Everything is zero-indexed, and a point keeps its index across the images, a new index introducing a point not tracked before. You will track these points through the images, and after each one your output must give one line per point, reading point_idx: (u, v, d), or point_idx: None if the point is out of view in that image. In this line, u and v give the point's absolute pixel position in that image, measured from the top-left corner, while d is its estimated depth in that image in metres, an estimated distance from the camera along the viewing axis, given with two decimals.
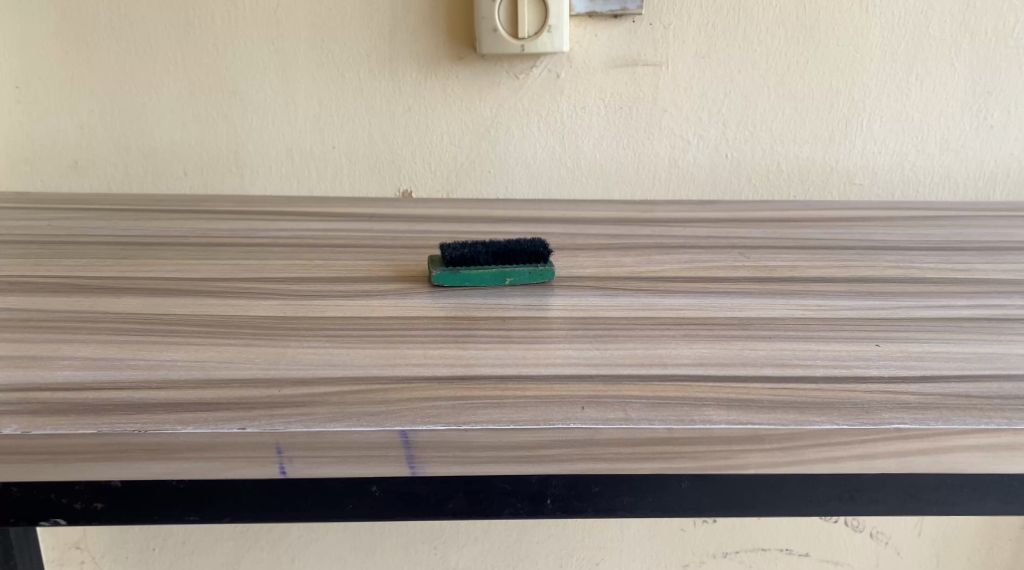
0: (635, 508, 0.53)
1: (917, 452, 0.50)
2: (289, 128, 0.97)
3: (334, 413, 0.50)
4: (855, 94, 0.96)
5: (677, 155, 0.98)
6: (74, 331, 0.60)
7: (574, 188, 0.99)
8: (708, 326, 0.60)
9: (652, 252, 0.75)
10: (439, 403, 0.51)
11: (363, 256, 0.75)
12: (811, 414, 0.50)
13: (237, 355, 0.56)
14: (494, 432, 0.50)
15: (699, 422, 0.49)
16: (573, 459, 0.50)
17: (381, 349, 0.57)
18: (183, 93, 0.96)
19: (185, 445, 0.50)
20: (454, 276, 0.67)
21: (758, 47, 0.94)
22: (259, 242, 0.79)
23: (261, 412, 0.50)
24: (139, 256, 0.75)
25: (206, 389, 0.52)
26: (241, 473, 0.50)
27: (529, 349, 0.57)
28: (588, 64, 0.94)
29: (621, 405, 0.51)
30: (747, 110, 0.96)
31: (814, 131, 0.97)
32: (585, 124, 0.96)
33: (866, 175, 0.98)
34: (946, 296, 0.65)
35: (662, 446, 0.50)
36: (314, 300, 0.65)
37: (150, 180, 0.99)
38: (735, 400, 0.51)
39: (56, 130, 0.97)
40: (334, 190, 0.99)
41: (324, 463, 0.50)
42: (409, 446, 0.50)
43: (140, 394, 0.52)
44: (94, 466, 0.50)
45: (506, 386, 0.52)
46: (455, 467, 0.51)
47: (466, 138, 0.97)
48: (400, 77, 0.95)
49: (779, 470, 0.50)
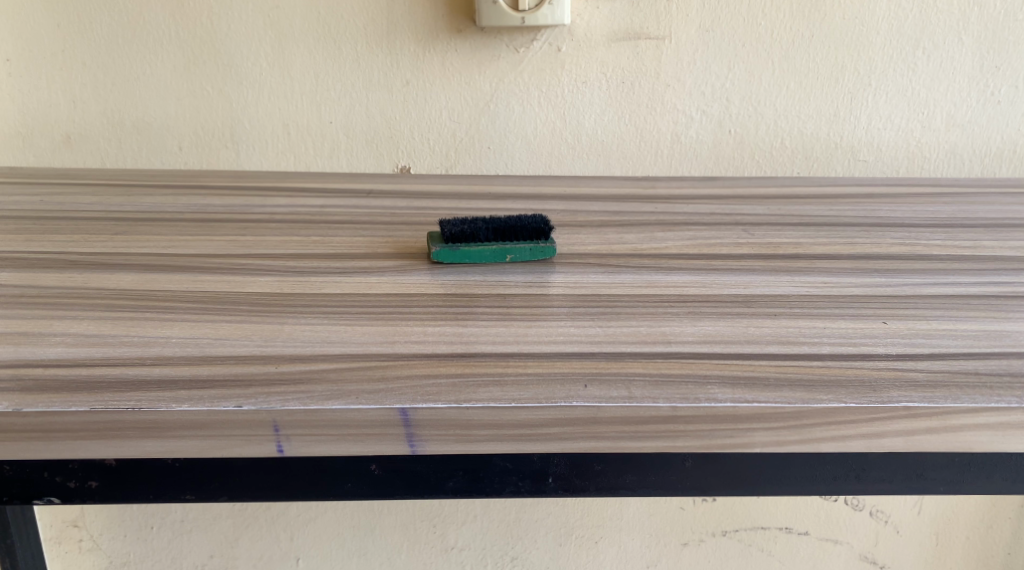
0: (637, 487, 0.52)
1: (926, 431, 0.49)
2: (286, 103, 0.96)
3: (332, 391, 0.49)
4: (861, 68, 0.94)
5: (679, 131, 0.96)
6: (66, 308, 0.59)
7: (575, 165, 0.98)
8: (712, 303, 0.59)
9: (655, 229, 0.74)
10: (439, 380, 0.50)
11: (361, 232, 0.74)
12: (818, 392, 0.49)
13: (233, 332, 0.55)
14: (495, 410, 0.49)
15: (704, 400, 0.48)
16: (575, 438, 0.49)
17: (379, 326, 0.56)
18: (178, 67, 0.94)
19: (179, 423, 0.49)
20: (453, 253, 0.66)
21: (763, 20, 0.92)
22: (255, 218, 0.77)
23: (258, 389, 0.49)
24: (133, 232, 0.74)
25: (201, 367, 0.51)
26: (237, 452, 0.49)
27: (531, 327, 0.56)
28: (590, 37, 0.93)
29: (624, 383, 0.50)
30: (751, 86, 0.95)
31: (819, 107, 0.96)
32: (586, 99, 0.95)
33: (871, 151, 0.97)
34: (953, 273, 0.64)
35: (667, 425, 0.49)
36: (311, 277, 0.64)
37: (145, 156, 0.97)
38: (740, 378, 0.50)
39: (48, 104, 0.95)
40: (332, 166, 0.98)
41: (321, 441, 0.49)
42: (409, 425, 0.49)
43: (133, 371, 0.51)
44: (86, 444, 0.49)
45: (507, 363, 0.51)
46: (455, 446, 0.50)
47: (465, 113, 0.96)
48: (398, 51, 0.93)
49: (785, 449, 0.49)
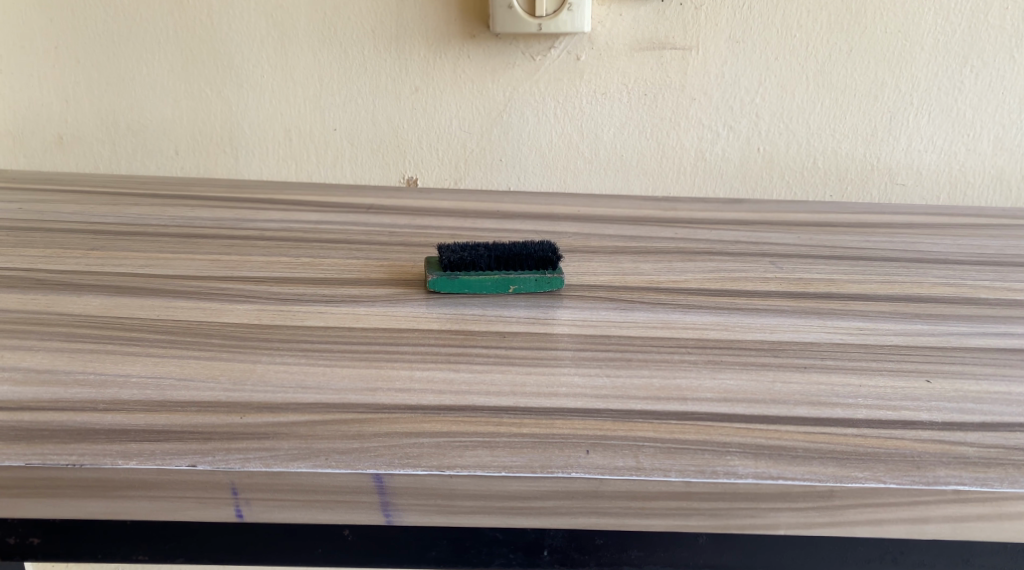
0: (643, 564, 0.45)
1: (977, 518, 0.43)
2: (288, 108, 0.90)
3: (300, 450, 0.44)
4: (902, 86, 0.88)
5: (704, 148, 0.90)
6: (23, 338, 0.54)
7: (590, 181, 0.92)
8: (734, 351, 0.53)
9: (674, 258, 0.68)
10: (422, 440, 0.44)
11: (355, 254, 0.69)
12: (852, 469, 0.43)
13: (200, 372, 0.50)
14: (483, 479, 0.43)
15: (723, 474, 0.42)
16: (574, 512, 0.43)
17: (362, 369, 0.50)
18: (175, 67, 0.89)
19: (126, 482, 0.43)
20: (451, 282, 0.60)
21: (797, 32, 0.86)
22: (244, 234, 0.72)
23: (217, 445, 0.44)
24: (111, 247, 0.69)
25: (158, 415, 0.46)
26: (191, 515, 0.44)
27: (530, 374, 0.50)
28: (611, 45, 0.86)
29: (631, 450, 0.44)
30: (783, 101, 0.88)
31: (855, 125, 0.89)
32: (605, 111, 0.89)
33: (909, 175, 0.91)
34: (1004, 322, 0.57)
35: (679, 501, 0.43)
36: (294, 306, 0.59)
37: (139, 160, 0.92)
38: (764, 447, 0.44)
39: (40, 103, 0.91)
40: (334, 176, 0.92)
41: (283, 508, 0.43)
42: (384, 493, 0.43)
43: (82, 419, 0.46)
44: (24, 500, 0.44)
45: (500, 422, 0.46)
46: (436, 517, 0.44)
47: (476, 123, 0.90)
48: (406, 55, 0.87)
49: (812, 531, 0.43)
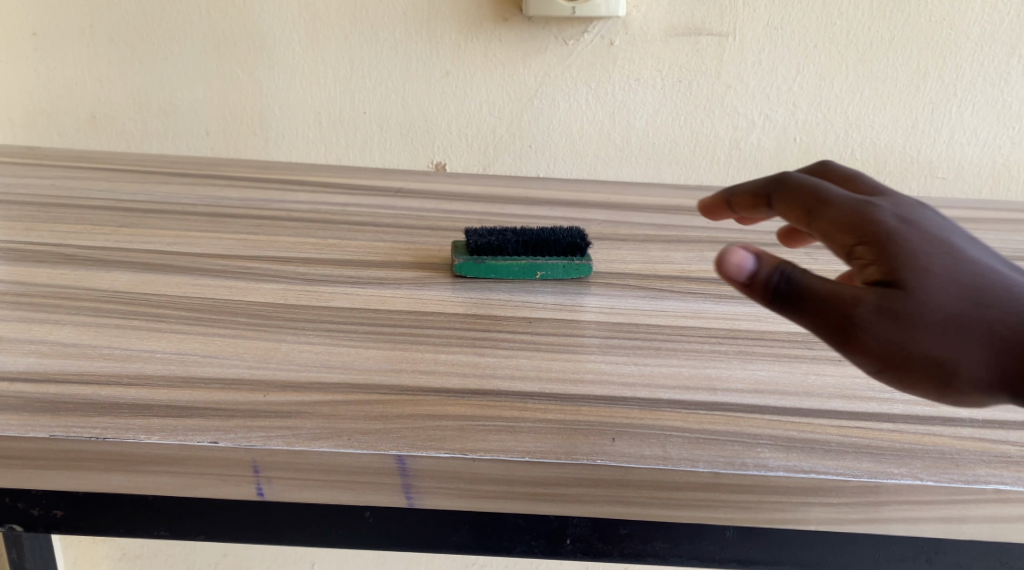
0: (669, 555, 0.44)
1: (1018, 519, 0.41)
2: (318, 91, 0.90)
3: (322, 430, 0.43)
4: (946, 76, 0.86)
5: (739, 137, 0.89)
6: (50, 312, 0.54)
7: (621, 168, 0.91)
8: (767, 342, 0.52)
9: (707, 247, 0.67)
10: (445, 423, 0.43)
11: (382, 236, 0.68)
12: (888, 465, 0.42)
13: (224, 349, 0.50)
14: (507, 464, 0.42)
15: (753, 466, 0.41)
16: (600, 501, 0.42)
17: (386, 351, 0.50)
18: (208, 48, 0.89)
19: (148, 457, 0.43)
20: (478, 266, 0.60)
21: (838, 19, 0.84)
22: (272, 215, 0.72)
23: (239, 422, 0.43)
24: (140, 225, 0.69)
25: (181, 391, 0.46)
26: (211, 492, 0.43)
27: (556, 361, 0.49)
28: (646, 31, 0.85)
29: (659, 439, 0.43)
30: (821, 90, 0.86)
31: (895, 117, 0.87)
32: (638, 98, 0.88)
33: (951, 168, 0.89)
34: None
35: (707, 493, 0.42)
36: (320, 287, 0.58)
37: (170, 140, 0.93)
38: (795, 439, 0.43)
39: (73, 82, 0.91)
40: (364, 160, 0.92)
41: (303, 487, 0.43)
42: (406, 475, 0.42)
43: (106, 393, 0.45)
44: (45, 473, 0.44)
45: (525, 407, 0.45)
46: (457, 501, 0.43)
47: (506, 108, 0.89)
48: (437, 38, 0.87)
49: (844, 527, 0.42)
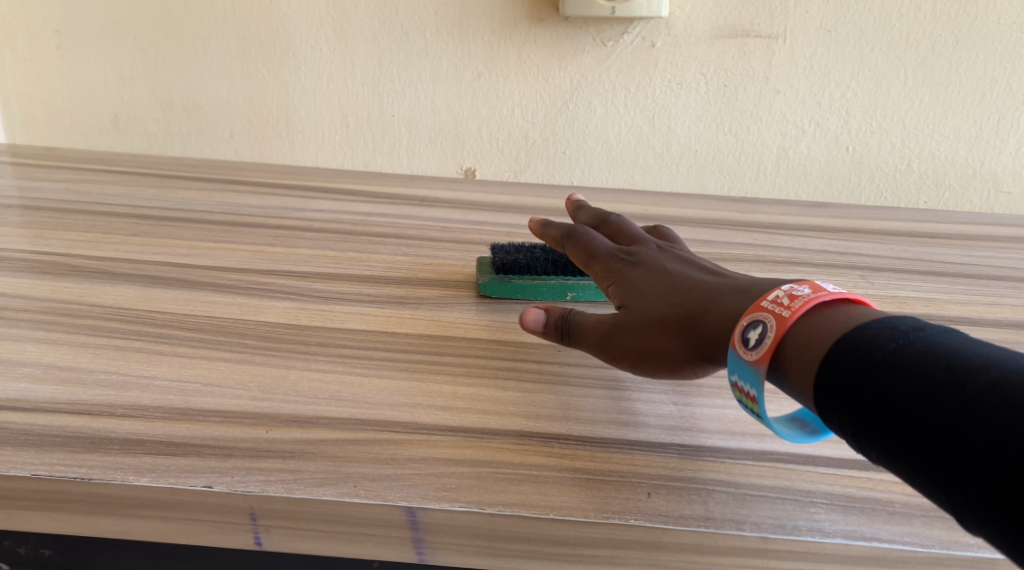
0: None
1: None
2: (345, 92, 0.86)
3: (327, 475, 0.39)
4: (1013, 83, 0.80)
5: (787, 145, 0.84)
6: (48, 330, 0.50)
7: (661, 175, 0.86)
8: None
9: (752, 266, 0.62)
10: (461, 470, 0.39)
11: (405, 250, 0.64)
12: (960, 534, 0.38)
13: (227, 376, 0.46)
14: (529, 521, 0.38)
15: (807, 531, 0.38)
16: (631, 563, 0.38)
17: (402, 382, 0.46)
18: (231, 47, 0.85)
19: (138, 500, 0.39)
20: (505, 286, 0.55)
21: (897, 22, 0.78)
22: (292, 224, 0.68)
23: (237, 464, 0.40)
24: (152, 233, 0.65)
25: (177, 425, 0.42)
26: (205, 539, 0.40)
27: (587, 397, 0.45)
28: (690, 33, 0.80)
29: (702, 495, 0.39)
30: (877, 97, 0.81)
31: (957, 126, 0.82)
32: (680, 103, 0.83)
33: (1017, 182, 0.84)
34: None
35: (752, 558, 0.38)
36: (335, 306, 0.54)
37: (193, 141, 0.90)
38: (854, 499, 0.39)
39: (94, 81, 0.88)
40: (392, 165, 0.89)
41: (306, 538, 0.39)
42: (418, 529, 0.38)
43: (97, 425, 0.42)
44: (29, 514, 0.40)
45: (549, 453, 0.40)
46: (473, 557, 0.39)
47: (541, 112, 0.85)
48: (469, 40, 0.82)
49: None
